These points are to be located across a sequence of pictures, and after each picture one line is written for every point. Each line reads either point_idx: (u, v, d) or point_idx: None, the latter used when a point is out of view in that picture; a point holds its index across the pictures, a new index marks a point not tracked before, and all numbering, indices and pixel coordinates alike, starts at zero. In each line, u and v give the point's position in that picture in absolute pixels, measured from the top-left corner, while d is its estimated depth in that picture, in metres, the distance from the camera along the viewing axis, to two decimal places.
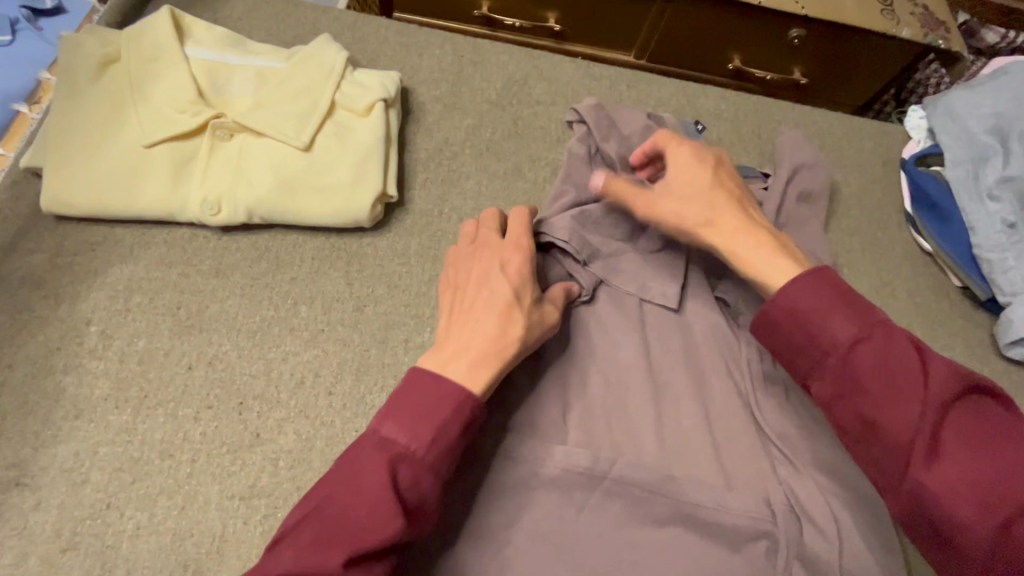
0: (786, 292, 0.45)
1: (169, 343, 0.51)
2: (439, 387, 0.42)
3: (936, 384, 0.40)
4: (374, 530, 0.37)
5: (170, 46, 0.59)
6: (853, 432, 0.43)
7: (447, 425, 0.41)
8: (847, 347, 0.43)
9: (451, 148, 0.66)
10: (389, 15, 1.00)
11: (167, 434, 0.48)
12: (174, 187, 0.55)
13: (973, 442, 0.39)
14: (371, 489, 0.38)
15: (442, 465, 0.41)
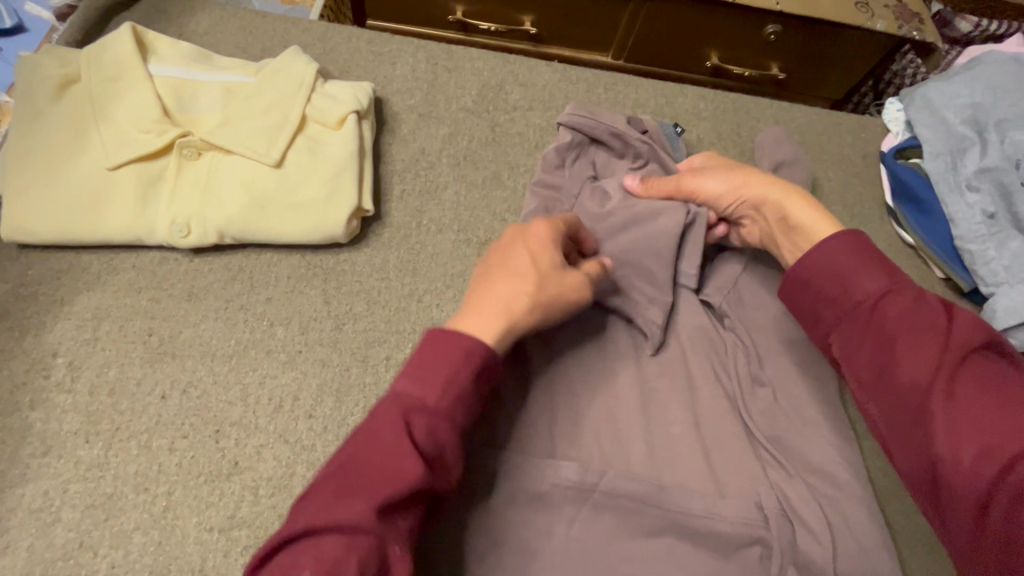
0: (817, 251, 0.48)
1: (141, 372, 0.50)
2: (450, 339, 0.41)
3: (958, 335, 0.41)
4: (396, 479, 0.35)
5: (132, 63, 0.58)
6: (870, 379, 0.44)
7: (459, 371, 0.40)
8: (875, 299, 0.45)
9: (428, 158, 0.65)
10: (362, 23, 0.99)
11: (141, 466, 0.46)
12: (140, 210, 0.53)
13: (989, 391, 0.39)
14: (389, 437, 0.36)
15: (458, 412, 0.39)
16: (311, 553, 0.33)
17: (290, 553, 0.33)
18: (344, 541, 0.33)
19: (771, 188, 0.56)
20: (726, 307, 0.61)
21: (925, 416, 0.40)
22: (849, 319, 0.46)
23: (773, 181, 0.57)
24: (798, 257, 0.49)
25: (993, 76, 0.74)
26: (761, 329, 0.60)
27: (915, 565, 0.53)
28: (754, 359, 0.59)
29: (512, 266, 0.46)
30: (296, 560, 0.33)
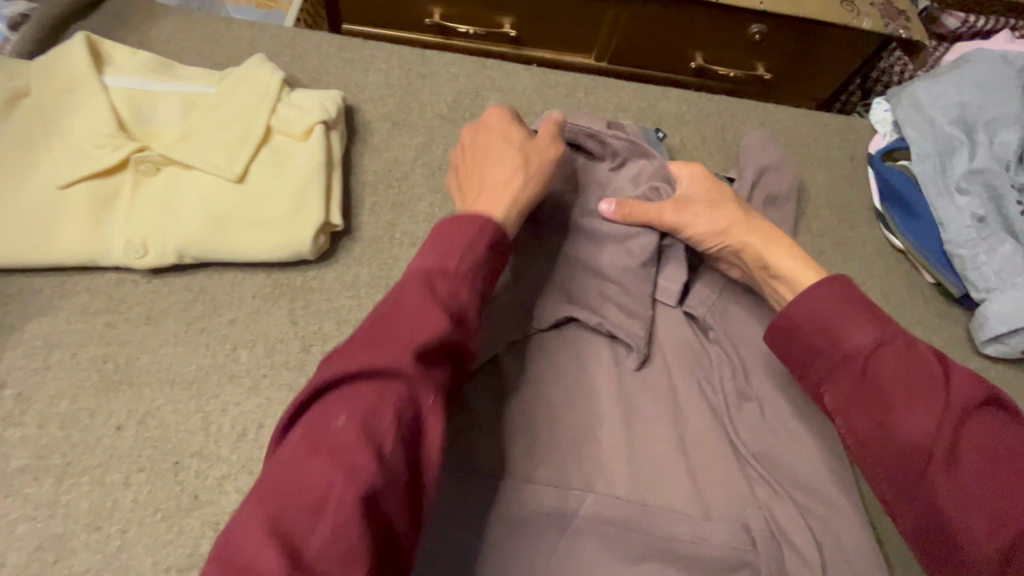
0: (805, 298, 0.45)
1: (94, 402, 0.47)
2: (461, 219, 0.44)
3: (959, 394, 0.38)
4: (425, 332, 0.36)
5: (86, 75, 0.55)
6: (867, 439, 0.41)
7: (475, 241, 0.43)
8: (868, 351, 0.42)
9: (401, 169, 0.63)
10: (338, 29, 0.96)
11: (94, 503, 0.44)
12: (95, 231, 0.50)
13: (992, 454, 0.37)
14: (416, 298, 0.38)
15: (475, 280, 0.41)
16: (348, 398, 0.33)
17: (325, 401, 0.34)
18: (381, 388, 0.34)
19: (757, 237, 0.55)
20: (711, 319, 0.59)
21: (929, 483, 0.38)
22: (841, 372, 0.43)
23: (758, 229, 0.56)
24: (783, 304, 0.45)
25: (982, 73, 0.72)
26: (747, 342, 0.58)
27: None
28: (740, 374, 0.57)
29: (501, 151, 0.52)
30: (333, 406, 0.33)
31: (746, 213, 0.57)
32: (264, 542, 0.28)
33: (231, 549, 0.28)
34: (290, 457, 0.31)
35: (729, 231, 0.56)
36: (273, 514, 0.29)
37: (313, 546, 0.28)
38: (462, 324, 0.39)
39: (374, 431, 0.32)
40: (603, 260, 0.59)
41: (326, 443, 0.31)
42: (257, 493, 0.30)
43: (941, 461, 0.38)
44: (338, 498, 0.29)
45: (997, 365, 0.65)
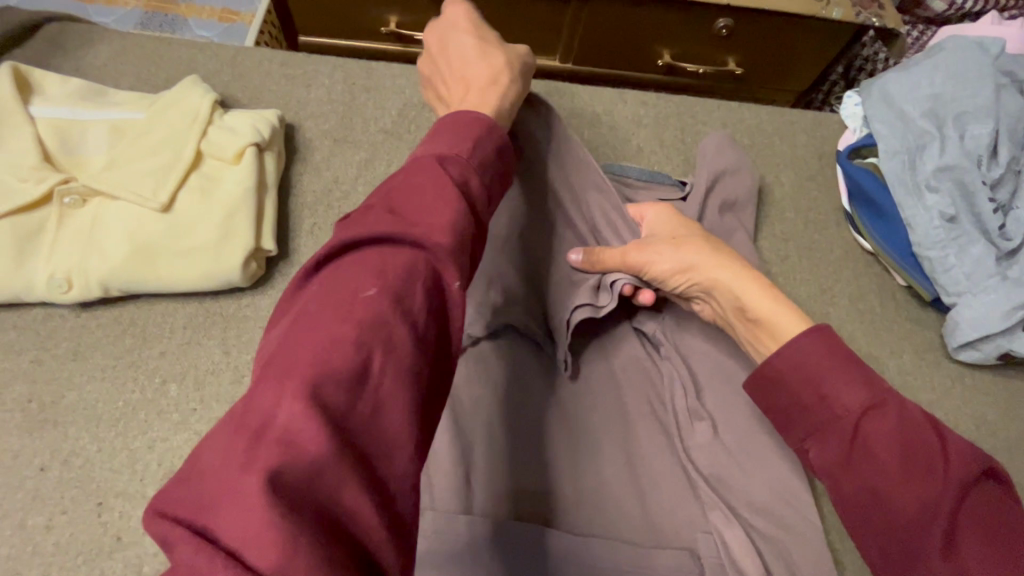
0: (789, 347, 0.41)
1: (18, 443, 0.46)
2: (466, 117, 0.39)
3: (957, 466, 0.34)
4: (446, 209, 0.32)
5: (11, 107, 0.54)
6: (857, 510, 0.37)
7: (480, 136, 0.38)
8: (859, 413, 0.37)
9: (342, 187, 0.61)
10: (296, 42, 0.95)
11: (13, 549, 0.43)
12: (18, 267, 0.49)
13: (998, 540, 0.33)
14: (428, 177, 0.33)
15: (489, 175, 0.37)
16: (372, 266, 0.28)
17: (340, 271, 0.28)
18: (409, 260, 0.29)
19: (730, 271, 0.49)
20: (661, 334, 0.58)
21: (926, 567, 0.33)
22: (829, 432, 0.38)
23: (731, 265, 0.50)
24: (769, 354, 0.41)
25: (956, 62, 0.68)
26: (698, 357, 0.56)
27: None
28: (692, 391, 0.55)
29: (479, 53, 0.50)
30: (353, 275, 0.28)
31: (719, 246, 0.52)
32: (303, 406, 0.23)
33: (251, 416, 0.23)
34: (307, 326, 0.26)
35: (686, 238, 0.52)
36: (306, 380, 0.23)
37: (354, 417, 0.24)
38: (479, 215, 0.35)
39: (410, 304, 0.28)
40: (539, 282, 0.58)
41: (356, 310, 0.26)
42: (272, 364, 0.25)
43: (940, 542, 0.33)
44: (382, 366, 0.25)
45: (975, 370, 0.62)
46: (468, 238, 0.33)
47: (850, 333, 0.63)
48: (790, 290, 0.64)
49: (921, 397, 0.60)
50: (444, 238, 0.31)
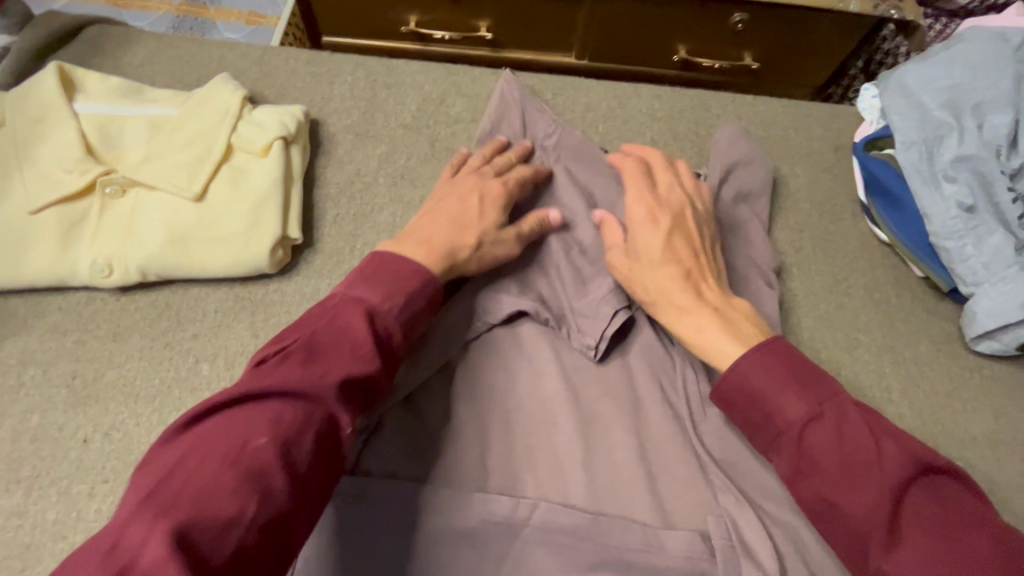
0: (738, 368, 0.45)
1: (63, 416, 0.49)
2: (404, 262, 0.48)
3: (889, 465, 0.38)
4: (354, 366, 0.40)
5: (57, 104, 0.58)
6: (813, 515, 0.41)
7: (411, 287, 0.47)
8: (801, 426, 0.42)
9: (364, 180, 0.64)
10: (319, 42, 0.98)
11: (60, 514, 0.46)
12: (64, 253, 0.53)
13: (940, 530, 0.36)
14: (352, 329, 0.42)
15: (409, 325, 0.46)
16: (270, 414, 0.34)
17: (240, 415, 0.34)
18: (306, 408, 0.36)
19: (679, 296, 0.52)
20: None
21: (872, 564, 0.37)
22: (781, 446, 0.43)
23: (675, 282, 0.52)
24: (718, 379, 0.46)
25: (975, 52, 0.68)
26: None
27: None
28: (704, 377, 0.55)
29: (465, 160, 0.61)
30: (251, 421, 0.34)
31: (672, 253, 0.53)
32: (166, 551, 0.27)
33: (122, 553, 0.27)
34: (198, 467, 0.31)
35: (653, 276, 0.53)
36: (178, 521, 0.28)
37: (217, 557, 0.29)
38: (388, 366, 0.43)
39: (297, 451, 0.34)
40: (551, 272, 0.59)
41: (245, 457, 0.32)
42: (154, 499, 0.29)
43: (884, 539, 0.37)
44: (255, 514, 0.30)
45: (993, 362, 0.61)
46: (362, 391, 0.40)
47: (865, 323, 0.63)
48: (805, 280, 0.64)
49: (937, 388, 0.60)
50: (340, 390, 0.38)
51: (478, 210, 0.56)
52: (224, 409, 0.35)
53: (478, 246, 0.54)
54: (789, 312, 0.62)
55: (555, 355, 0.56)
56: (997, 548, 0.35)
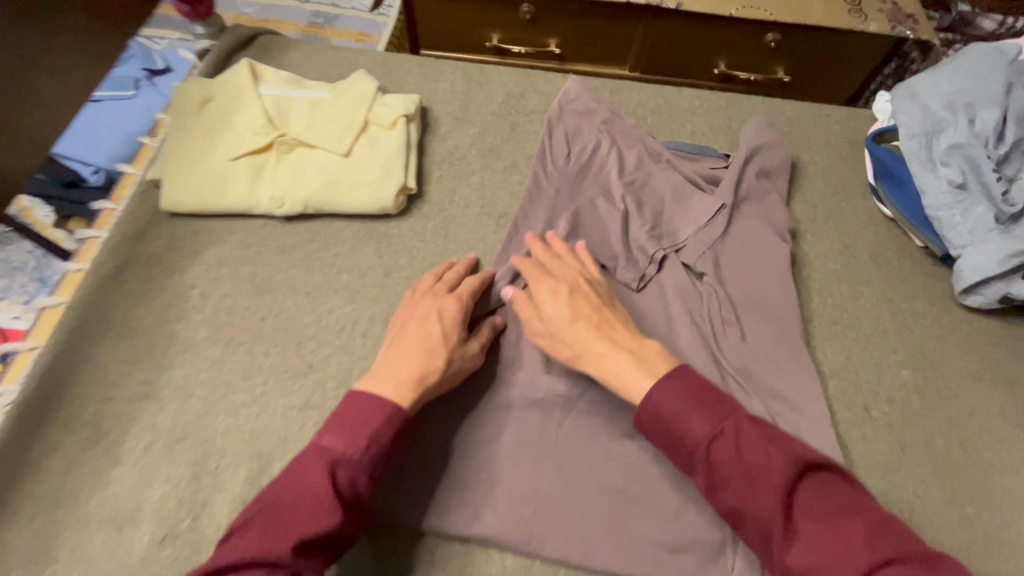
0: (655, 394, 0.55)
1: (248, 300, 0.69)
2: (374, 401, 0.54)
3: (779, 471, 0.50)
4: (316, 523, 0.48)
5: (248, 86, 0.79)
6: (730, 520, 0.52)
7: (377, 430, 0.53)
8: (706, 444, 0.52)
9: (461, 152, 0.82)
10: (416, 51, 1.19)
11: (248, 363, 0.65)
12: (253, 190, 0.73)
13: (820, 515, 0.48)
14: (314, 485, 0.49)
15: (375, 466, 0.52)
16: None
17: None
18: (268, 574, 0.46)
19: (614, 355, 0.59)
20: (703, 268, 0.71)
21: (775, 548, 0.48)
22: (694, 463, 0.53)
23: (589, 338, 0.61)
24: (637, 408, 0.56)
25: (975, 65, 0.80)
26: (735, 286, 0.71)
27: (864, 479, 0.62)
28: (727, 307, 0.69)
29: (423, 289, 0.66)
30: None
31: (580, 311, 0.63)
32: None
33: None
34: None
35: (590, 334, 0.61)
36: None
37: None
38: (355, 508, 0.51)
39: None
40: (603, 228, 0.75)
41: None
42: None
43: (781, 535, 0.48)
44: None
45: (979, 316, 0.72)
46: (332, 536, 0.49)
47: (868, 280, 0.75)
48: (817, 243, 0.77)
49: (929, 333, 0.71)
50: (300, 545, 0.47)
51: (442, 334, 0.61)
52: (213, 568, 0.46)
53: (448, 369, 0.59)
54: (801, 267, 0.75)
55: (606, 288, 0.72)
56: (864, 524, 0.47)
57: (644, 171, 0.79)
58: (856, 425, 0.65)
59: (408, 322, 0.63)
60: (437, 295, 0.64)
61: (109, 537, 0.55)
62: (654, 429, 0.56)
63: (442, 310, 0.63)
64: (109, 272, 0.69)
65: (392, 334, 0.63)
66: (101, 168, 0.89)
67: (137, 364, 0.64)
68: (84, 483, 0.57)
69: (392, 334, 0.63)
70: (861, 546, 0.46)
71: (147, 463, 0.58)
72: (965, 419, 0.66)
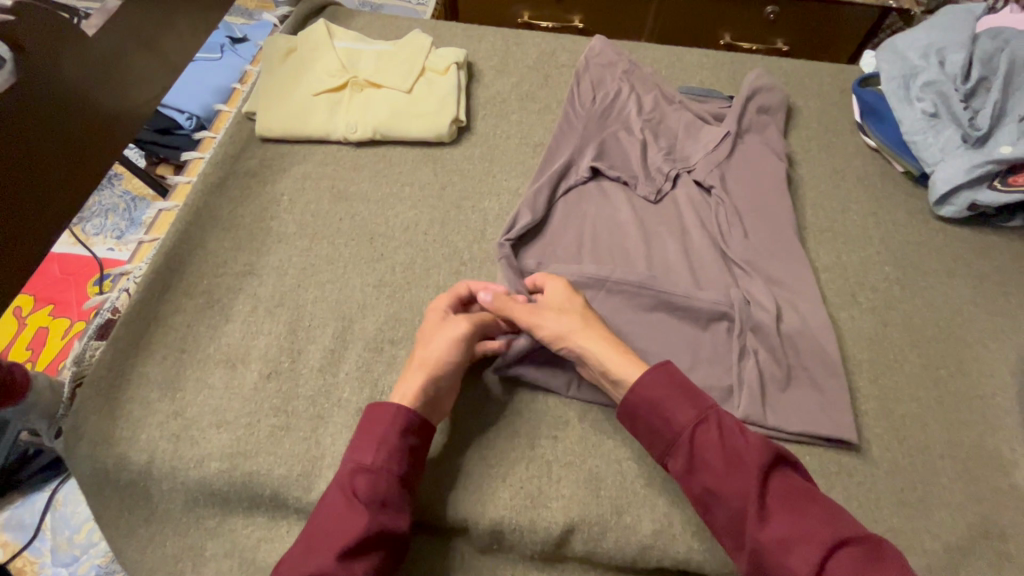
0: (645, 381, 0.59)
1: (329, 206, 0.82)
2: (379, 413, 0.59)
3: (755, 455, 0.54)
4: (349, 529, 0.52)
5: (325, 40, 0.94)
6: (702, 502, 0.55)
7: (386, 431, 0.58)
8: (690, 429, 0.56)
9: (502, 96, 0.96)
10: (456, 18, 1.34)
11: (331, 251, 0.78)
12: (331, 120, 0.87)
13: (789, 501, 0.52)
14: (338, 502, 0.54)
15: (392, 467, 0.57)
16: None
17: None
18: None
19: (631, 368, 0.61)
20: (712, 183, 0.84)
21: (748, 528, 0.52)
22: (676, 447, 0.57)
23: (595, 334, 0.63)
24: (626, 394, 0.59)
25: (946, 20, 0.92)
26: (739, 198, 0.83)
27: (852, 348, 0.72)
28: (733, 213, 0.81)
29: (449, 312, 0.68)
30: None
31: (586, 313, 0.66)
32: None
33: None
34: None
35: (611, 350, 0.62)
36: None
37: None
38: (383, 509, 0.54)
39: None
40: (624, 153, 0.88)
41: None
42: None
43: (754, 517, 0.52)
44: None
45: (951, 227, 0.84)
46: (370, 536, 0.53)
47: (856, 198, 0.86)
48: (810, 169, 0.89)
49: (908, 239, 0.82)
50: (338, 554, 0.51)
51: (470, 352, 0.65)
52: None
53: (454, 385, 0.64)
54: (796, 187, 0.87)
55: (628, 199, 0.84)
56: (824, 509, 0.51)
57: (660, 109, 0.92)
58: (845, 307, 0.76)
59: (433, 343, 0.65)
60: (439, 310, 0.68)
61: (225, 372, 0.67)
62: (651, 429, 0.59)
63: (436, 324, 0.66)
64: (214, 182, 0.83)
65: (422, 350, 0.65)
66: (194, 115, 1.05)
67: (241, 250, 0.77)
68: (203, 333, 0.70)
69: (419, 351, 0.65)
70: (826, 529, 0.50)
71: (253, 321, 0.71)
72: (938, 305, 0.77)
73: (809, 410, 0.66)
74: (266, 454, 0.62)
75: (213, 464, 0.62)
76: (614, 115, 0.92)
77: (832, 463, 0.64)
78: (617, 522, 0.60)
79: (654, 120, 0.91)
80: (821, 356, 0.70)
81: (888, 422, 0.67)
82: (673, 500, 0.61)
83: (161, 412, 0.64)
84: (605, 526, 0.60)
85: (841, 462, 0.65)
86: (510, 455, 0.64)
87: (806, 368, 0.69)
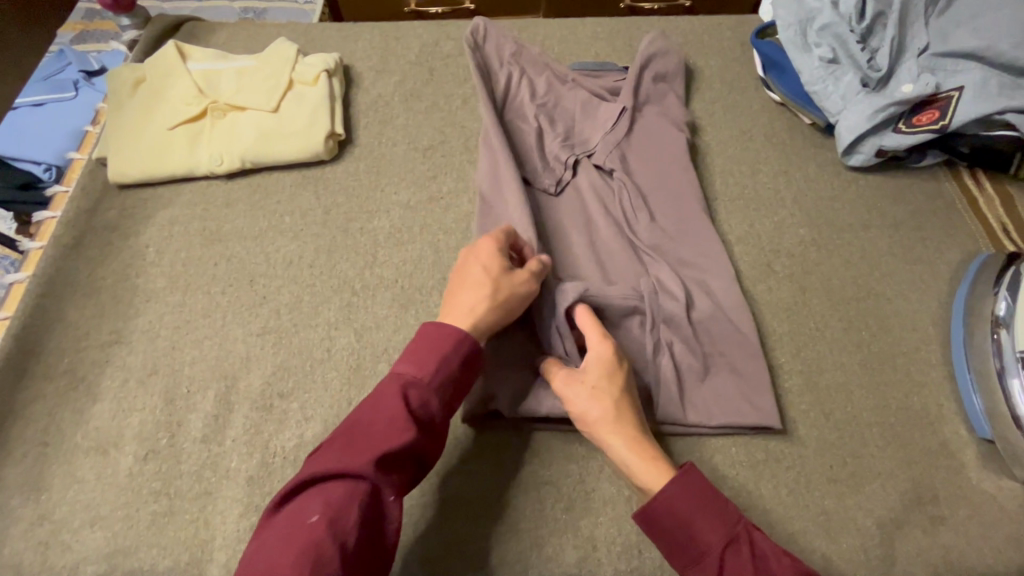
0: (667, 488, 0.50)
1: (201, 251, 0.75)
2: (444, 330, 0.54)
3: None
4: (394, 437, 0.47)
5: (177, 63, 0.84)
6: None
7: (449, 354, 0.53)
8: (718, 549, 0.47)
9: (385, 99, 0.89)
10: (341, 17, 1.25)
11: (205, 303, 0.71)
12: (192, 154, 0.79)
13: None
14: (391, 405, 0.49)
15: (444, 387, 0.52)
16: (323, 496, 0.44)
17: (303, 501, 0.44)
18: (352, 483, 0.45)
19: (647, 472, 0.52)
20: (613, 165, 0.78)
21: None
22: (700, 566, 0.48)
23: (626, 429, 0.54)
24: (648, 502, 0.49)
25: None
26: (643, 178, 0.78)
27: (770, 324, 0.69)
28: (637, 196, 0.76)
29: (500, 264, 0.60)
30: (308, 505, 0.43)
31: (623, 399, 0.56)
32: None
33: None
34: (273, 550, 0.41)
35: (634, 450, 0.54)
36: None
37: None
38: (426, 429, 0.50)
39: (343, 524, 0.43)
40: (521, 144, 0.81)
41: (302, 534, 0.41)
42: None
43: None
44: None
45: (862, 176, 0.80)
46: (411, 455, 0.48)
47: (766, 159, 0.82)
48: (716, 135, 0.84)
49: (821, 196, 0.79)
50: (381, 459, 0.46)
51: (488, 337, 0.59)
52: (289, 495, 0.45)
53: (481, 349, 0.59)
54: (703, 156, 0.82)
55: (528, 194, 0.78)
56: None
57: (554, 90, 0.85)
58: (761, 279, 0.72)
59: (499, 292, 0.58)
60: (498, 240, 0.62)
61: (96, 461, 0.61)
62: (668, 543, 0.49)
63: (500, 258, 0.60)
64: (68, 244, 0.75)
65: (488, 298, 0.58)
66: (51, 166, 0.96)
67: (104, 316, 0.69)
68: (67, 419, 0.63)
69: (484, 296, 0.58)
70: None
71: (123, 396, 0.64)
72: (857, 261, 0.73)
73: (730, 400, 0.63)
74: (148, 547, 0.56)
75: (89, 567, 0.56)
76: (505, 104, 0.85)
77: (758, 452, 0.61)
78: (539, 555, 0.56)
79: (548, 103, 0.84)
80: (737, 339, 0.66)
81: (814, 397, 0.64)
82: (597, 521, 0.58)
83: (26, 518, 0.58)
84: (526, 563, 0.56)
85: (768, 448, 0.62)
86: (420, 501, 0.59)
87: (724, 354, 0.65)
